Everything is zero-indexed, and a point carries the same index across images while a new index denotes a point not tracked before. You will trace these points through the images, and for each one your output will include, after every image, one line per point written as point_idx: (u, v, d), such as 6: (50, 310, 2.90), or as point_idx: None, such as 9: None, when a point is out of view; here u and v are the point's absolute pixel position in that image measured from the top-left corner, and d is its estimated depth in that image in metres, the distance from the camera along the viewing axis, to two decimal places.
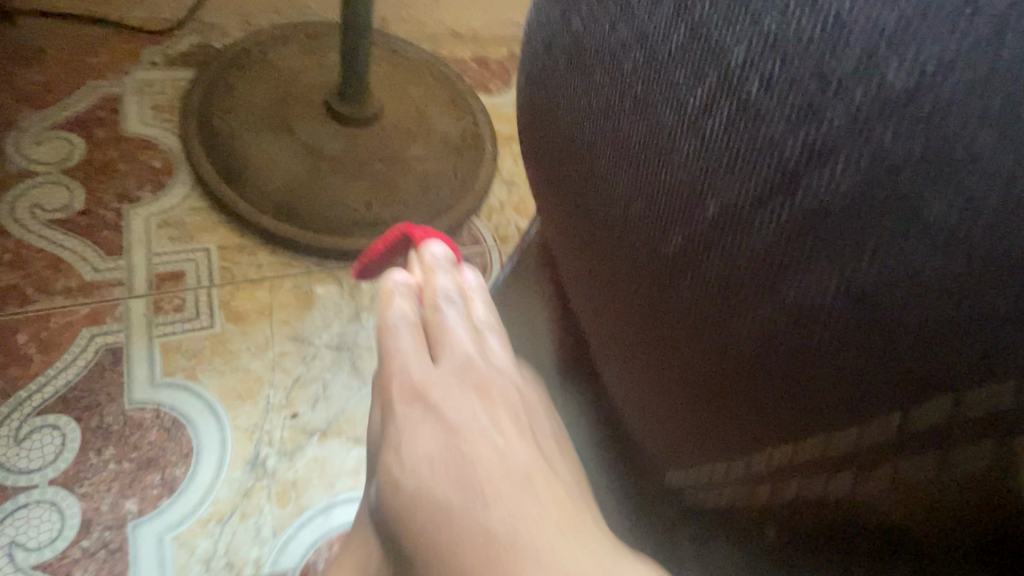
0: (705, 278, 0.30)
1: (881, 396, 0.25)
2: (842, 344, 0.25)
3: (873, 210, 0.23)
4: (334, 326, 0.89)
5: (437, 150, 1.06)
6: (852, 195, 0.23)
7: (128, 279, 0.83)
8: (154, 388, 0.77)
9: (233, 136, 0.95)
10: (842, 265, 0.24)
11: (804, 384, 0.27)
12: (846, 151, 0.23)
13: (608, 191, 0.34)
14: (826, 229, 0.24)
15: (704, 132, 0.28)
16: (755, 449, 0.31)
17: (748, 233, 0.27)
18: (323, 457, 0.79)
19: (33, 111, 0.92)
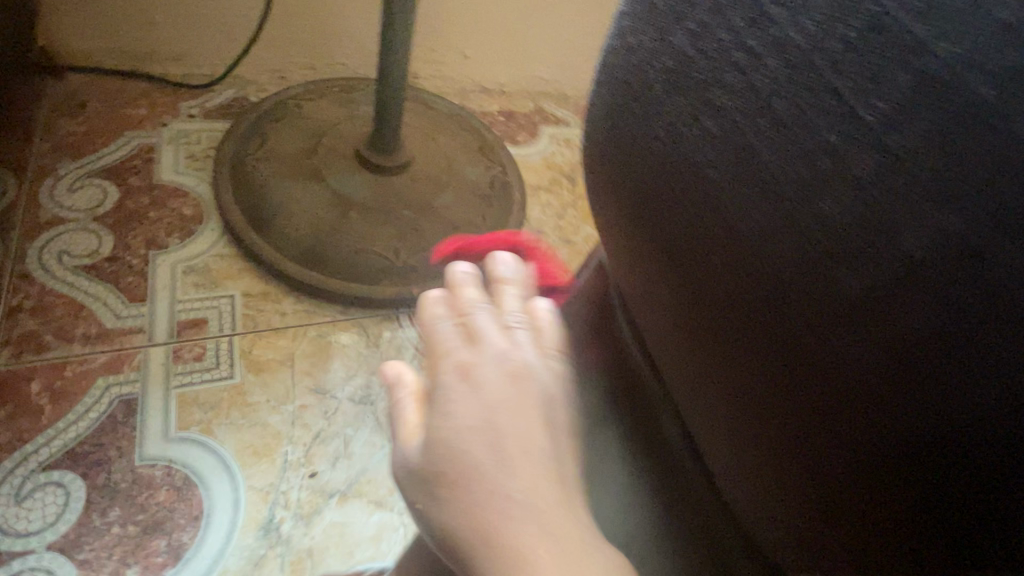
0: (732, 315, 0.26)
1: (933, 464, 0.21)
2: (890, 400, 0.21)
3: (923, 254, 0.20)
4: (357, 377, 0.85)
5: (465, 199, 1.05)
6: (900, 228, 0.20)
7: (149, 326, 0.81)
8: (167, 443, 0.72)
9: (264, 184, 0.95)
10: (888, 311, 0.21)
11: (846, 446, 0.23)
12: (887, 187, 0.20)
13: (627, 223, 0.32)
14: (876, 268, 0.21)
15: (729, 154, 0.25)
16: (797, 463, 0.25)
17: (779, 263, 0.24)
18: (342, 522, 0.73)
19: (70, 160, 0.94)
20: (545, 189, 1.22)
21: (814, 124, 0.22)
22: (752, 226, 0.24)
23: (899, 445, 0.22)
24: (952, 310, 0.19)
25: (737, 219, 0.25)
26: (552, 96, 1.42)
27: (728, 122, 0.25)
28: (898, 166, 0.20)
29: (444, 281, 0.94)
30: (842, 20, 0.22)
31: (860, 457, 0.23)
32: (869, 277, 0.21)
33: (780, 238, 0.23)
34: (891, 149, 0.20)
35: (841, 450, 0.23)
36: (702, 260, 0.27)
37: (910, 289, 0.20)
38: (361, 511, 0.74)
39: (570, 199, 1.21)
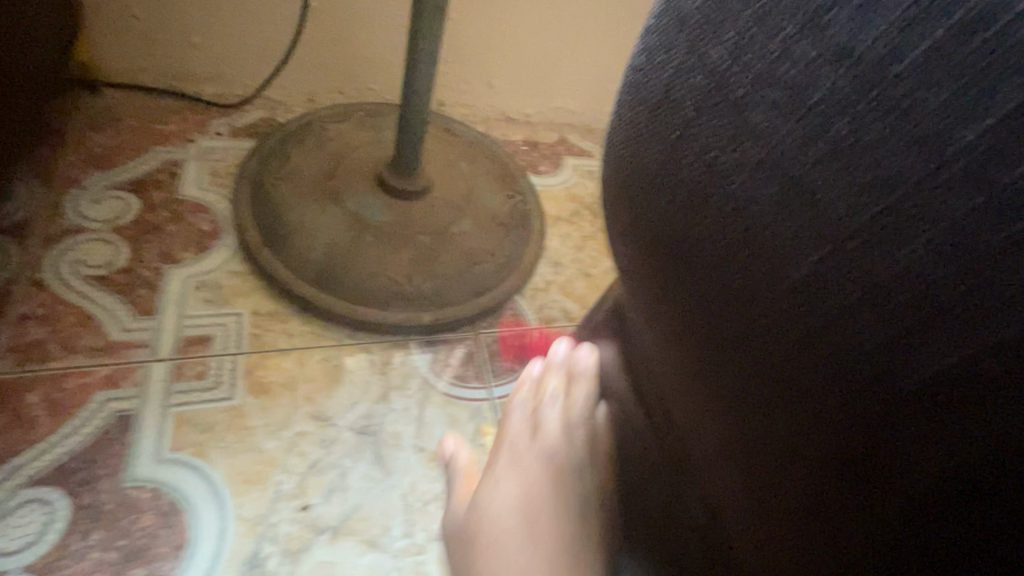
0: (745, 363, 0.30)
1: (882, 508, 0.26)
2: (884, 443, 0.25)
3: (916, 322, 0.23)
4: (360, 405, 0.82)
5: (484, 227, 1.03)
6: (887, 303, 0.24)
7: (154, 341, 0.79)
8: (158, 465, 0.69)
9: (283, 203, 0.95)
10: (883, 369, 0.24)
11: (818, 475, 0.28)
12: (878, 262, 0.24)
13: (653, 271, 0.35)
14: (869, 334, 0.24)
15: (740, 221, 0.28)
16: (783, 493, 0.30)
17: (786, 320, 0.27)
18: (331, 562, 0.68)
19: (97, 172, 0.95)
20: (566, 220, 1.19)
21: (811, 201, 0.25)
22: (761, 287, 0.28)
23: (888, 481, 0.25)
24: (935, 374, 0.23)
25: (747, 282, 0.28)
26: (577, 128, 1.41)
27: (738, 194, 0.28)
28: (890, 241, 0.23)
29: (456, 310, 0.92)
30: (866, 93, 0.23)
31: (854, 488, 0.26)
32: (862, 343, 0.25)
33: (787, 299, 0.27)
34: (883, 227, 0.23)
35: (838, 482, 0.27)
36: (720, 312, 0.30)
37: (895, 355, 0.24)
38: (352, 550, 0.69)
39: (591, 232, 1.18)
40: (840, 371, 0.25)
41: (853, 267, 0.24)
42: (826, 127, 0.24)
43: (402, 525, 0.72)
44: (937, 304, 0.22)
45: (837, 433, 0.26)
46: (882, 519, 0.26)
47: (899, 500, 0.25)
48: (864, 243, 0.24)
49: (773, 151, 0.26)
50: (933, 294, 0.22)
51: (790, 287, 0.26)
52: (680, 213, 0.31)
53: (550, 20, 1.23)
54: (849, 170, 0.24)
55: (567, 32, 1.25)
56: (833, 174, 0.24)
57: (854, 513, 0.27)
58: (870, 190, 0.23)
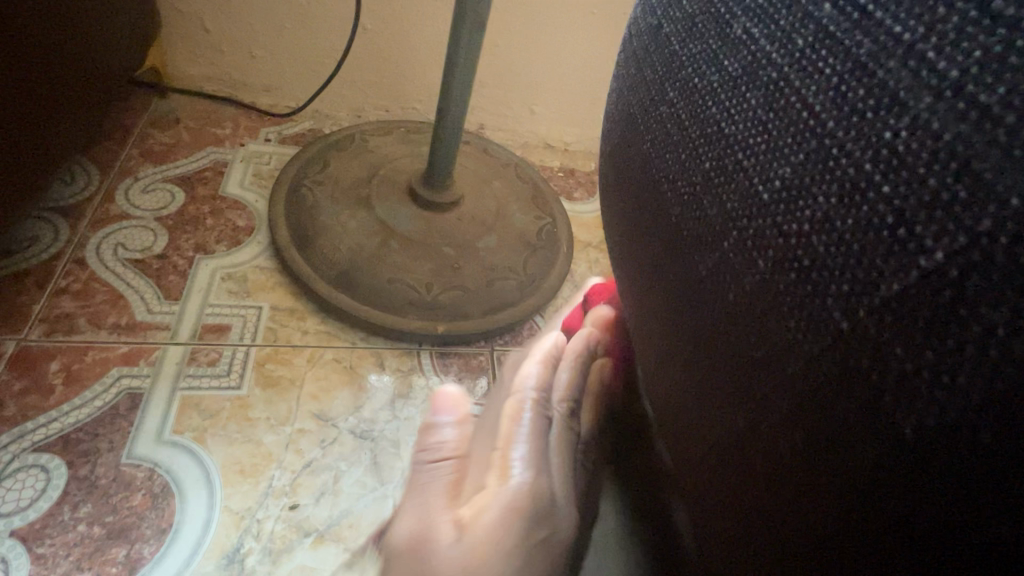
0: (695, 332, 0.24)
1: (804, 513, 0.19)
2: (816, 497, 0.19)
3: (851, 298, 0.17)
4: (364, 409, 0.80)
5: (509, 245, 1.02)
6: (847, 456, 0.17)
7: (175, 325, 0.81)
8: (157, 445, 0.70)
9: (316, 206, 0.98)
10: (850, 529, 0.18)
11: (741, 457, 0.22)
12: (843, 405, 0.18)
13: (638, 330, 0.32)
14: (826, 499, 0.18)
15: (707, 316, 0.23)
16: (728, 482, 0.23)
17: (746, 443, 0.21)
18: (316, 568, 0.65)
19: (150, 165, 1.01)
20: (596, 247, 1.17)
21: (764, 315, 0.20)
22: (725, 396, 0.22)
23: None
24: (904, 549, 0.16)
25: (711, 385, 0.23)
26: None
27: (702, 291, 0.23)
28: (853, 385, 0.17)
29: (472, 323, 0.90)
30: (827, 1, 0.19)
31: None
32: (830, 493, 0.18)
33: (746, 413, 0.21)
34: (841, 361, 0.18)
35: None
36: (681, 263, 0.25)
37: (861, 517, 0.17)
38: (334, 560, 0.66)
39: None
40: (809, 523, 0.19)
41: (812, 402, 0.18)
42: (783, 224, 0.19)
43: None
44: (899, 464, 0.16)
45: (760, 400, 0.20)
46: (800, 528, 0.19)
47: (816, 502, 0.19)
48: (829, 376, 0.18)
49: (730, 246, 0.22)
50: (895, 457, 0.16)
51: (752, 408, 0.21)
52: (659, 296, 0.27)
53: (593, 49, 1.24)
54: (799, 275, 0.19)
55: (610, 62, 1.26)
56: (790, 290, 0.19)
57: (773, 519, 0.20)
58: (828, 305, 0.18)
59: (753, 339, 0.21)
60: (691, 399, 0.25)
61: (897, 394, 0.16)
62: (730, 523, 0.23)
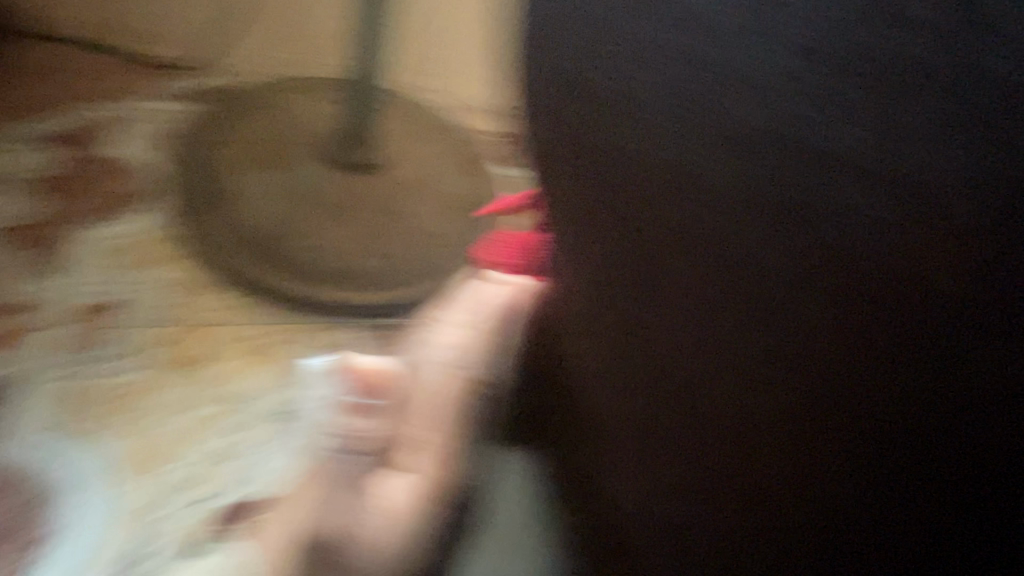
0: (646, 321, 0.27)
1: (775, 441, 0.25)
2: (787, 421, 0.24)
3: (788, 259, 0.23)
4: (282, 388, 0.73)
5: (438, 197, 0.89)
6: (875, 374, 0.22)
7: (54, 306, 0.72)
8: (42, 441, 0.64)
9: (211, 160, 0.84)
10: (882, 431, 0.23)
11: (719, 415, 0.26)
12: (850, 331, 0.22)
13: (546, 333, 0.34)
14: (784, 424, 0.24)
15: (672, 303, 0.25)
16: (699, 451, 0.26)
17: (709, 398, 0.26)
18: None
19: (8, 123, 0.87)
20: None
21: (708, 286, 0.24)
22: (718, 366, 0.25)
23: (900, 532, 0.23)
24: (926, 418, 0.22)
25: (696, 374, 0.26)
26: None
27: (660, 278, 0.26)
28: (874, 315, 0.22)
29: (399, 289, 0.82)
30: None
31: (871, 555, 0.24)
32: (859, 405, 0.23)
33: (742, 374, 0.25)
34: (841, 304, 0.22)
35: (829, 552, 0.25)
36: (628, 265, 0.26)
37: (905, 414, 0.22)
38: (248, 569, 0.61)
39: None
40: (772, 443, 0.25)
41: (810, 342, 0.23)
42: (723, 203, 0.24)
43: None
44: (906, 359, 0.22)
45: (726, 358, 0.25)
46: (763, 457, 0.25)
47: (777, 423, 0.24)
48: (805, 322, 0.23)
49: (716, 234, 0.24)
50: (899, 353, 0.22)
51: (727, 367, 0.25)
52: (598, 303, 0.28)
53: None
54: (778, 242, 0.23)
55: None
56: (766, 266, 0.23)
57: (753, 458, 0.25)
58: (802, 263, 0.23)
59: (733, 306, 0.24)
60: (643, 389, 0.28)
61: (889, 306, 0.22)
62: (722, 496, 0.27)
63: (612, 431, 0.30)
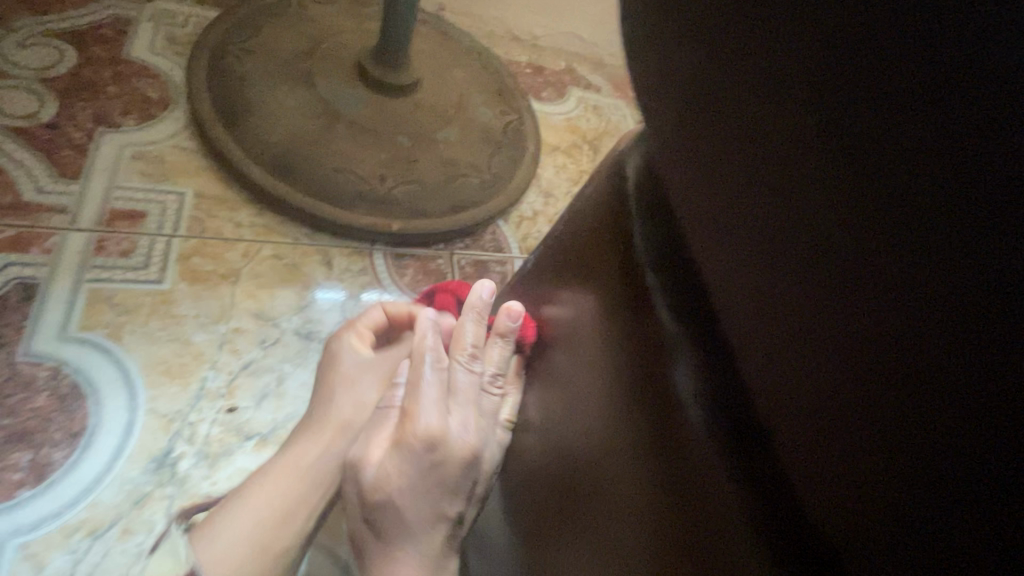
0: (717, 178, 0.24)
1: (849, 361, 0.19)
2: (840, 340, 0.19)
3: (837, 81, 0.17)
4: (308, 311, 0.72)
5: (472, 139, 0.92)
6: (882, 190, 0.17)
7: (76, 206, 0.69)
8: (61, 342, 0.60)
9: (244, 78, 0.83)
10: (912, 257, 0.16)
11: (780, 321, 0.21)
12: (881, 148, 0.16)
13: (683, 198, 0.28)
14: (841, 347, 0.19)
15: (719, 163, 0.23)
16: (808, 358, 0.20)
17: (779, 255, 0.21)
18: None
19: (30, 15, 0.82)
20: (564, 151, 1.08)
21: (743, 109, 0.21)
22: (755, 217, 0.22)
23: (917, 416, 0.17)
24: (952, 219, 0.15)
25: (755, 232, 0.22)
26: (591, 60, 1.30)
27: (694, 155, 0.25)
28: (899, 112, 0.16)
29: (431, 222, 0.81)
30: None
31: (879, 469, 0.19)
32: (877, 247, 0.17)
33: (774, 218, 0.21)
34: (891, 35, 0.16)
35: (874, 449, 0.19)
36: (694, 114, 0.25)
37: (895, 229, 0.16)
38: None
39: (588, 167, 1.07)
40: (825, 357, 0.20)
41: (799, 158, 0.19)
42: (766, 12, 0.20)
43: None
44: (913, 136, 0.16)
45: (802, 233, 0.20)
46: (814, 373, 0.20)
47: (835, 358, 0.19)
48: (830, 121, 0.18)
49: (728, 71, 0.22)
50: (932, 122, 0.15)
51: (763, 182, 0.21)
52: (681, 168, 0.27)
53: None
54: (817, 96, 0.18)
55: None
56: (779, 93, 0.19)
57: (802, 379, 0.21)
58: (860, 78, 0.17)
59: (757, 167, 0.21)
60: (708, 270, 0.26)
61: (925, 92, 0.15)
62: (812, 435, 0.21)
63: (732, 302, 0.24)
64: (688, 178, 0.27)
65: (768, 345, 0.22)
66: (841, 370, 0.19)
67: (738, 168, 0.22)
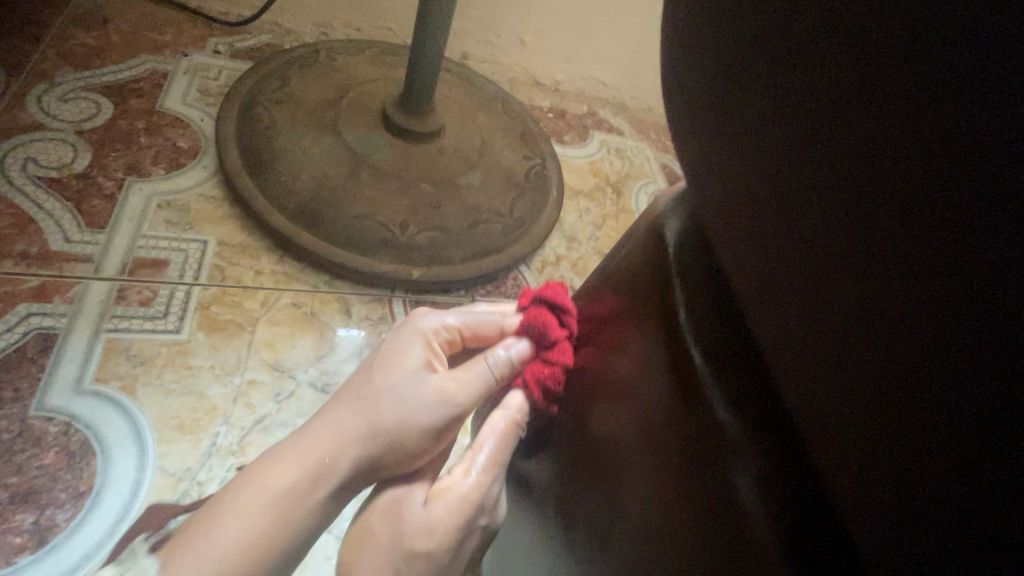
0: (784, 284, 0.24)
1: (927, 488, 0.19)
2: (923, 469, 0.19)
3: (903, 221, 0.18)
4: (325, 362, 0.70)
5: (495, 184, 0.91)
6: (960, 332, 0.17)
7: (100, 256, 0.69)
8: (75, 395, 0.59)
9: (272, 127, 0.84)
10: (934, 341, 0.18)
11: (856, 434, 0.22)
12: (957, 258, 0.17)
13: (743, 294, 0.28)
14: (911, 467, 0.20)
15: (786, 244, 0.24)
16: (881, 471, 0.21)
17: (856, 368, 0.21)
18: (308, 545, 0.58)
19: (73, 71, 0.85)
20: (587, 195, 1.07)
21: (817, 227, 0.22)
22: (833, 329, 0.22)
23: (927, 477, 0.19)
24: None
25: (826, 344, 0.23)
26: (613, 104, 1.30)
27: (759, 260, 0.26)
28: (973, 259, 0.17)
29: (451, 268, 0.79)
30: None
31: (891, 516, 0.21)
32: (902, 327, 0.19)
33: (813, 277, 0.22)
34: (946, 199, 0.17)
35: (893, 501, 0.21)
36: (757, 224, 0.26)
37: (979, 358, 0.17)
38: (324, 545, 0.58)
39: (612, 210, 1.05)
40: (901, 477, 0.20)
41: (870, 277, 0.20)
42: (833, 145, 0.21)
43: None
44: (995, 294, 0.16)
45: (875, 349, 0.20)
46: (890, 486, 0.21)
47: (909, 472, 0.20)
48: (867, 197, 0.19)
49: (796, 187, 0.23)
50: (940, 223, 0.17)
51: (830, 299, 0.22)
52: (741, 264, 0.27)
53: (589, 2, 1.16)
54: (882, 238, 0.19)
55: (601, 23, 1.20)
56: (814, 162, 0.21)
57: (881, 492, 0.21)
58: (922, 212, 0.18)
59: (826, 282, 0.22)
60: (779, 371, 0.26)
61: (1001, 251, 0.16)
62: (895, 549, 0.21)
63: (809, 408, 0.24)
64: (746, 275, 0.27)
65: (843, 449, 0.23)
66: (874, 427, 0.21)
67: (806, 280, 0.23)
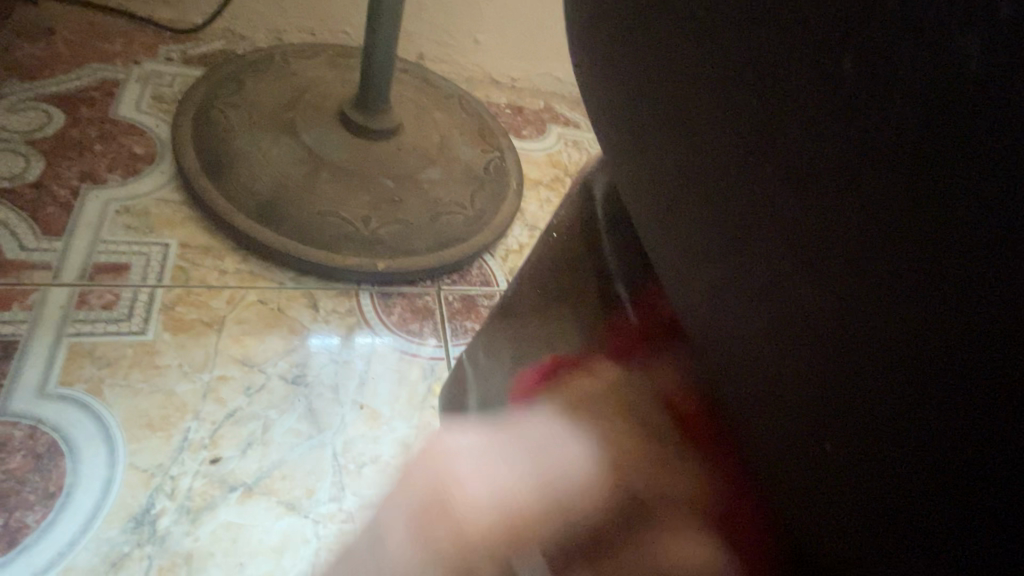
0: (697, 209, 0.21)
1: (853, 451, 0.18)
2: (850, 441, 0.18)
3: (821, 149, 0.16)
4: (294, 355, 0.71)
5: (455, 177, 0.94)
6: (884, 303, 0.15)
7: (59, 263, 0.69)
8: (39, 399, 0.59)
9: (229, 130, 0.85)
10: (882, 310, 0.16)
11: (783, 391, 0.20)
12: (858, 234, 0.16)
13: (654, 220, 0.25)
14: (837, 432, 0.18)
15: (690, 181, 0.21)
16: (799, 428, 0.20)
17: (783, 321, 0.19)
18: (284, 530, 0.58)
19: (19, 82, 0.84)
20: (546, 186, 1.10)
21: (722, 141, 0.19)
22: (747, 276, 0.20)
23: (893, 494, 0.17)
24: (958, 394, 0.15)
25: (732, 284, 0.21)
26: (567, 99, 1.35)
27: (667, 186, 0.23)
28: (882, 234, 0.15)
29: (416, 260, 0.82)
30: None
31: (849, 471, 0.18)
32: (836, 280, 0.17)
33: (759, 248, 0.19)
34: (858, 150, 0.15)
35: (847, 489, 0.19)
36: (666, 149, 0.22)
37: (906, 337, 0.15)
38: (301, 529, 0.59)
39: None
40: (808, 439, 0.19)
41: (787, 227, 0.18)
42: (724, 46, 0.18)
43: (340, 483, 0.63)
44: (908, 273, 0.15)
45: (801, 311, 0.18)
46: (803, 444, 0.20)
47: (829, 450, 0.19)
48: (820, 181, 0.16)
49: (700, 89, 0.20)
50: (888, 216, 0.15)
51: (760, 231, 0.19)
52: (650, 183, 0.24)
53: (539, 0, 1.20)
54: (800, 183, 0.17)
55: (551, 21, 1.24)
56: (766, 100, 0.17)
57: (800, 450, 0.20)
58: (855, 158, 0.15)
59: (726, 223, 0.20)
60: (706, 308, 0.23)
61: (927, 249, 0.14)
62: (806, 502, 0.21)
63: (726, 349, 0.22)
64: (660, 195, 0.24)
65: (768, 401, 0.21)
66: (831, 445, 0.19)
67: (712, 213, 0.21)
